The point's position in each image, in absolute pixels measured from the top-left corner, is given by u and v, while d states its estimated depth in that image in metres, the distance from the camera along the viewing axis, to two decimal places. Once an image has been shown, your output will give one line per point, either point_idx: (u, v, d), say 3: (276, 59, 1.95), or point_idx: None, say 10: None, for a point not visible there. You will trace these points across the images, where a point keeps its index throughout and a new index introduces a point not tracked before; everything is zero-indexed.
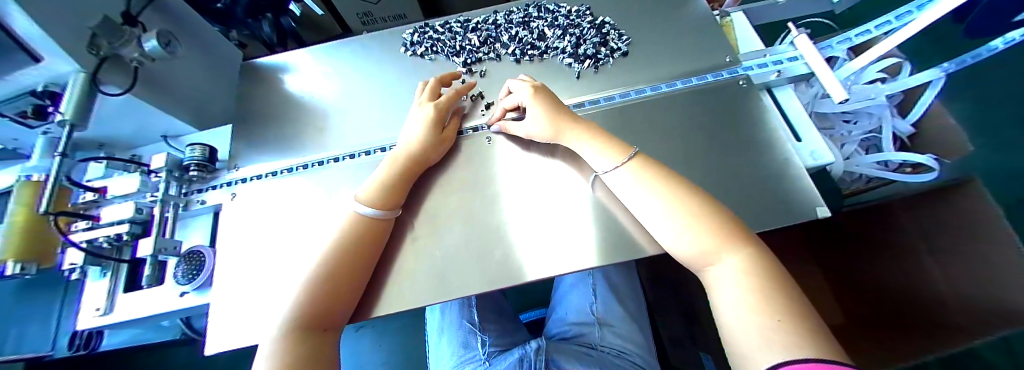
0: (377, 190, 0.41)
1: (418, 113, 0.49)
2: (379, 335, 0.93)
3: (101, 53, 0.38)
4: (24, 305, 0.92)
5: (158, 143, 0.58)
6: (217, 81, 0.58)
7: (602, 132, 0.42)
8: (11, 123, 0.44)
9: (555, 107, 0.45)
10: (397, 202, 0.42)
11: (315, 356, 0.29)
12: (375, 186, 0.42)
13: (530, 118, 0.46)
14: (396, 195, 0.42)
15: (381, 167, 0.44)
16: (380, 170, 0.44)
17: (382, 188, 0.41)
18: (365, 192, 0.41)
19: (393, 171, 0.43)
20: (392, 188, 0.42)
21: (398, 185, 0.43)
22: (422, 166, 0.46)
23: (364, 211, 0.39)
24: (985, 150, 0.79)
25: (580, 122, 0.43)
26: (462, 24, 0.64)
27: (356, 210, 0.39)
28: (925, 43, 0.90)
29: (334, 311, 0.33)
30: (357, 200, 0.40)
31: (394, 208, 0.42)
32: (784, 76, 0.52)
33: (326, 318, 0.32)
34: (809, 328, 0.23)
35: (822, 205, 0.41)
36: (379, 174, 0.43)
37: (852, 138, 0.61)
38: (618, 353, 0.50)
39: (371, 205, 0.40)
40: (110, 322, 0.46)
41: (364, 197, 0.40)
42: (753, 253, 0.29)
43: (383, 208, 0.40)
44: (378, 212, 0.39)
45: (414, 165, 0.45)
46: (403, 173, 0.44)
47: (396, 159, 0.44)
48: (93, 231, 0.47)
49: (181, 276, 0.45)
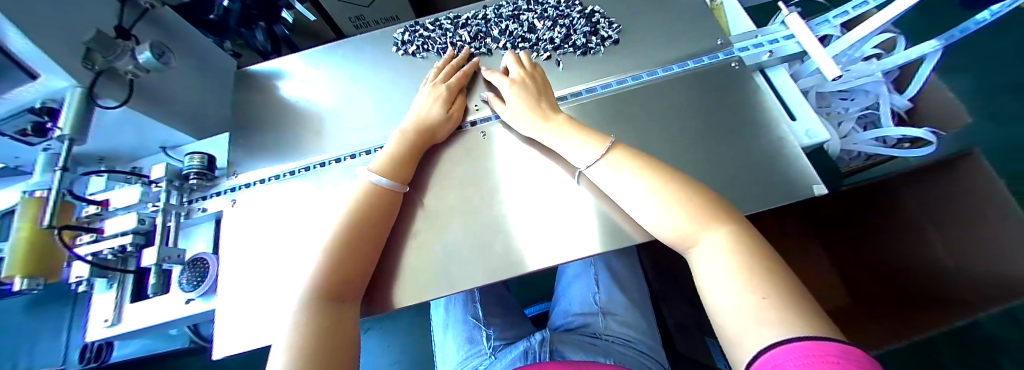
0: (389, 162, 0.44)
1: (429, 92, 0.52)
2: (387, 335, 0.94)
3: (95, 68, 0.38)
4: (32, 323, 0.93)
5: (157, 154, 0.58)
6: (212, 90, 0.59)
7: (581, 125, 0.43)
8: (12, 141, 0.45)
9: (539, 101, 0.47)
10: (407, 175, 0.45)
11: None
12: (385, 159, 0.44)
13: (513, 111, 0.48)
14: (406, 166, 0.45)
15: (391, 141, 0.47)
16: (389, 144, 0.46)
17: (394, 159, 0.44)
18: (376, 164, 0.44)
19: (404, 146, 0.46)
20: (401, 160, 0.45)
21: (408, 158, 0.46)
22: (429, 142, 0.49)
23: (377, 180, 0.42)
24: (988, 124, 0.78)
25: (557, 116, 0.45)
26: (452, 20, 0.64)
27: (368, 179, 0.42)
28: (921, 19, 0.89)
29: None
30: (370, 170, 0.43)
31: (403, 181, 0.44)
32: (775, 56, 0.52)
33: None
34: (796, 304, 0.22)
35: (818, 183, 0.41)
36: (389, 146, 0.46)
37: (849, 116, 0.60)
38: (624, 342, 0.50)
39: (382, 175, 0.43)
40: (118, 332, 0.47)
41: (376, 167, 0.43)
42: (737, 230, 0.29)
43: (393, 179, 0.43)
44: (389, 182, 0.42)
45: (423, 139, 0.48)
46: (410, 147, 0.46)
47: (404, 134, 0.47)
48: (98, 244, 0.48)
49: (187, 283, 0.47)
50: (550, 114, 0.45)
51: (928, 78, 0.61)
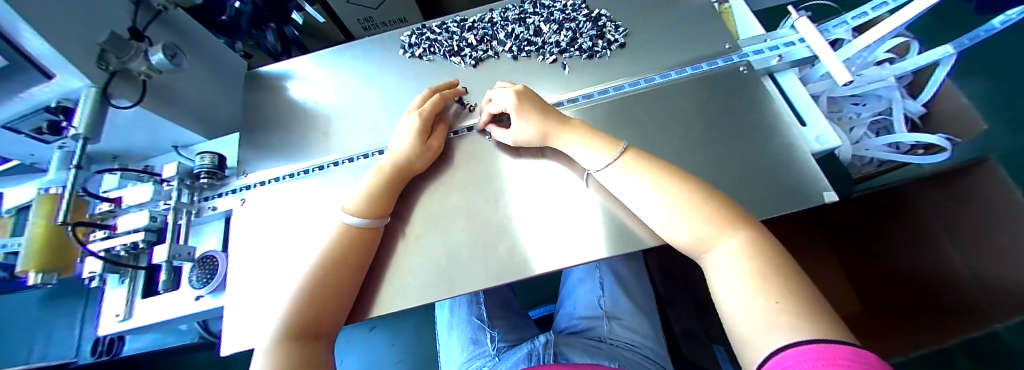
0: (364, 200, 0.41)
1: (405, 121, 0.49)
2: (391, 334, 0.94)
3: (110, 68, 0.39)
4: (48, 314, 0.95)
5: (169, 153, 0.59)
6: (222, 90, 0.59)
7: (589, 130, 0.43)
8: (29, 139, 0.46)
9: (541, 115, 0.45)
10: (386, 208, 0.42)
11: (312, 360, 0.29)
12: (361, 196, 0.41)
13: (518, 128, 0.47)
14: (384, 200, 0.42)
15: (367, 177, 0.44)
16: (366, 180, 0.43)
17: (369, 196, 0.41)
18: (351, 203, 0.41)
19: (380, 180, 0.43)
20: (376, 195, 0.42)
21: (387, 192, 0.43)
22: (411, 172, 0.46)
23: (352, 221, 0.39)
24: (1005, 130, 0.76)
25: (568, 128, 0.44)
26: (458, 23, 0.64)
27: (343, 221, 0.39)
28: (936, 22, 0.87)
29: (330, 317, 0.34)
30: (345, 211, 0.40)
31: (382, 215, 0.42)
32: (785, 61, 0.51)
33: (322, 325, 0.33)
34: (811, 310, 0.22)
35: (829, 189, 0.40)
36: (365, 183, 0.43)
37: (860, 122, 0.59)
38: (629, 346, 0.50)
39: (357, 215, 0.40)
40: (128, 327, 0.47)
41: (352, 207, 0.40)
42: (753, 236, 0.29)
43: (370, 217, 0.40)
44: (365, 221, 0.39)
45: (402, 173, 0.45)
46: (386, 181, 0.43)
47: (380, 169, 0.44)
48: (110, 241, 0.49)
49: (197, 280, 0.47)
50: (560, 122, 0.44)
51: (941, 84, 0.60)
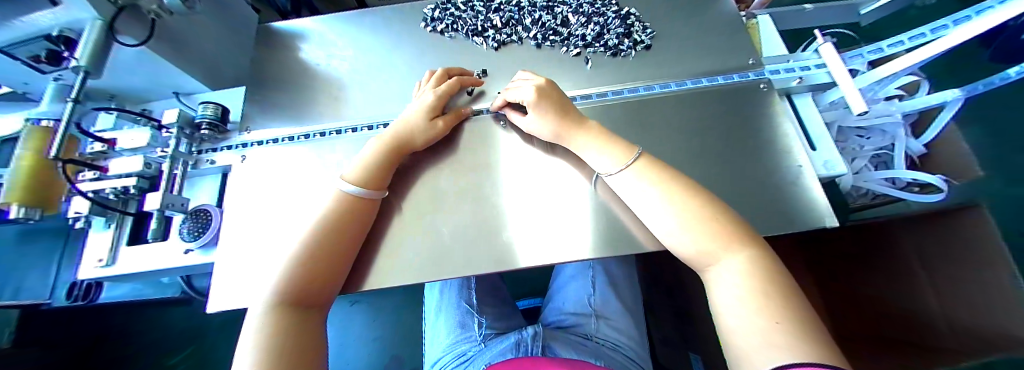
0: (363, 170, 0.41)
1: (421, 97, 0.49)
2: (375, 311, 0.94)
3: (119, 3, 0.37)
4: (23, 252, 0.92)
5: (170, 99, 0.57)
6: (233, 40, 0.57)
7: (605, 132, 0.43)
8: (22, 67, 0.43)
9: (558, 109, 0.44)
10: (384, 181, 0.42)
11: (305, 327, 0.29)
12: (359, 166, 0.41)
13: (531, 120, 0.47)
14: (384, 173, 0.42)
15: (369, 147, 0.43)
16: (368, 148, 0.43)
17: (367, 167, 0.41)
18: (350, 172, 0.41)
19: (381, 153, 0.42)
20: (375, 167, 0.41)
21: (386, 166, 0.42)
22: (410, 149, 0.46)
23: (348, 190, 0.38)
24: (996, 179, 0.79)
25: (585, 125, 0.44)
26: (485, 3, 0.63)
27: (340, 188, 0.39)
28: (944, 66, 0.90)
29: (326, 287, 0.33)
30: (343, 179, 0.40)
31: (380, 188, 0.41)
32: (805, 83, 0.52)
33: (318, 293, 0.32)
34: (809, 333, 0.23)
35: (831, 215, 0.41)
36: (366, 153, 0.43)
37: (863, 153, 0.61)
38: (613, 346, 0.51)
39: (355, 184, 0.39)
40: (112, 273, 0.46)
41: (350, 176, 0.40)
42: (757, 255, 0.29)
43: (367, 187, 0.40)
44: (362, 191, 0.39)
45: (401, 148, 0.45)
46: (388, 154, 0.43)
47: (382, 142, 0.43)
48: (100, 182, 0.46)
49: (188, 233, 0.46)
50: (574, 120, 0.44)
51: (945, 126, 0.62)
